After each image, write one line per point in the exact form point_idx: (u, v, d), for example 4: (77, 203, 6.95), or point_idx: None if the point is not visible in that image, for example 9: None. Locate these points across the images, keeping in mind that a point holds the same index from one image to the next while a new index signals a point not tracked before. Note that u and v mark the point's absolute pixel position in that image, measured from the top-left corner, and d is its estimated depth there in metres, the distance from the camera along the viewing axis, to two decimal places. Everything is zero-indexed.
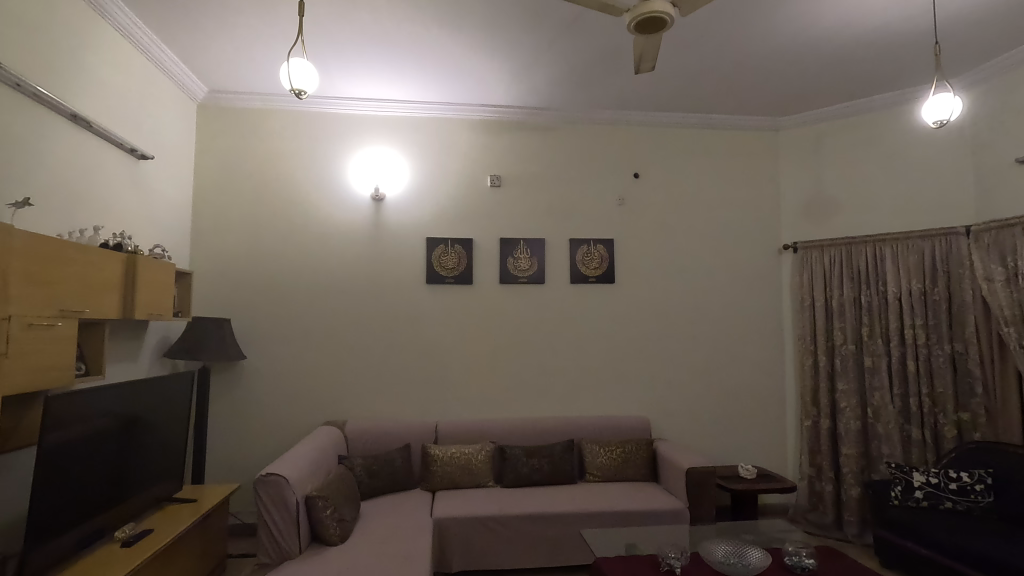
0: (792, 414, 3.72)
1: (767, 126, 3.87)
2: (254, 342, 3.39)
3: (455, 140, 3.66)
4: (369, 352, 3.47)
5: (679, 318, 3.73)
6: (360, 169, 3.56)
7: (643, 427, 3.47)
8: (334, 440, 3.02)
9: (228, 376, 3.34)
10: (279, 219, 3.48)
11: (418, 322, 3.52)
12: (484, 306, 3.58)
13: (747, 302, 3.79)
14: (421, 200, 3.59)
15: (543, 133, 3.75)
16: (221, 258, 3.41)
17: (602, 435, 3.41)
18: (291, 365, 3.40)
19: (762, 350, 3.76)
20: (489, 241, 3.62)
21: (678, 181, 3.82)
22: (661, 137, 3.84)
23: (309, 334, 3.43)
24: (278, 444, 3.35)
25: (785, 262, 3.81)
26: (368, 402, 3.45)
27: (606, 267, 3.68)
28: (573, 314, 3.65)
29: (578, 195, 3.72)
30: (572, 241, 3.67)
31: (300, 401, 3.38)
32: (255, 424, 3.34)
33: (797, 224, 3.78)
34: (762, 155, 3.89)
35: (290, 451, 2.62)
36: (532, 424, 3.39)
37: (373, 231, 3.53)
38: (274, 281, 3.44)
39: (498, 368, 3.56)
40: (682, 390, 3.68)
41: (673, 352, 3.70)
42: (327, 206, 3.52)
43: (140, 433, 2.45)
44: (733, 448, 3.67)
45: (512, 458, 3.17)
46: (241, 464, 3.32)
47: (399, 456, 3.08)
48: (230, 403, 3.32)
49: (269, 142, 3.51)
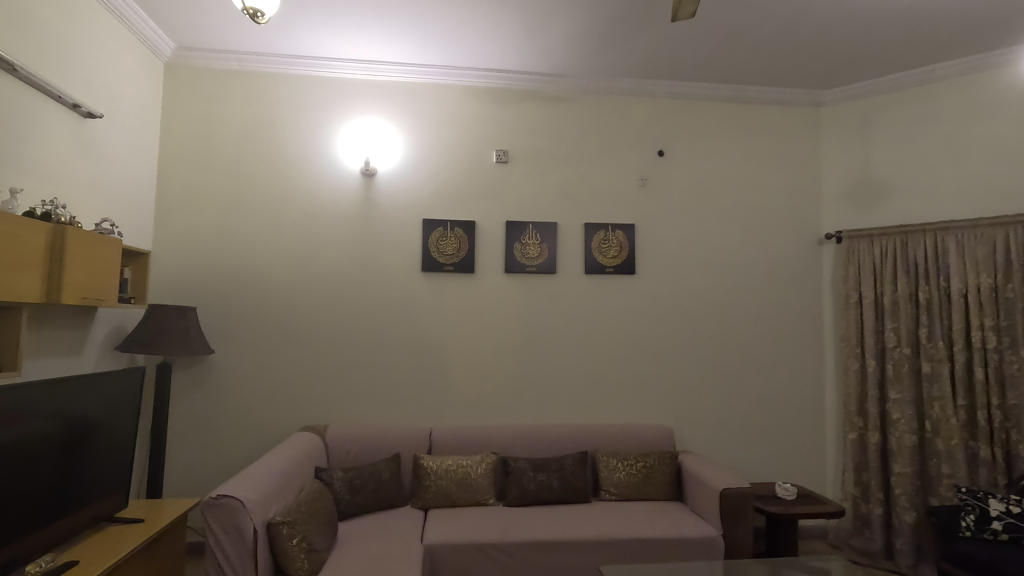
0: (832, 426, 3.29)
1: (808, 101, 3.45)
2: (225, 335, 2.98)
3: (457, 111, 3.23)
4: (356, 348, 3.06)
5: (707, 316, 3.31)
6: (349, 140, 3.14)
7: (665, 438, 3.05)
8: (312, 448, 2.62)
9: (194, 373, 2.93)
10: (256, 195, 3.06)
11: (413, 315, 3.11)
12: (487, 298, 3.16)
13: (783, 299, 3.36)
14: (418, 176, 3.17)
15: (557, 105, 3.31)
16: (189, 240, 3.00)
17: (619, 446, 2.99)
18: (267, 362, 2.99)
19: (800, 352, 3.34)
20: (493, 225, 3.20)
21: (708, 161, 3.39)
22: (689, 111, 3.40)
23: (289, 327, 3.03)
24: (250, 451, 2.94)
25: (826, 254, 3.38)
26: (353, 405, 3.03)
27: (625, 256, 3.26)
28: (588, 309, 3.23)
29: (595, 175, 3.30)
30: (588, 226, 3.25)
31: (275, 403, 2.98)
32: (225, 428, 2.93)
33: (841, 211, 3.36)
34: (802, 133, 3.46)
35: (255, 464, 2.21)
36: (540, 433, 2.97)
37: (363, 211, 3.12)
38: (249, 266, 3.03)
39: (501, 369, 3.14)
40: (708, 395, 3.26)
41: (698, 352, 3.28)
42: (311, 181, 3.10)
43: (75, 438, 2.05)
44: (765, 463, 3.25)
45: (516, 472, 2.76)
46: (207, 474, 2.90)
47: (386, 469, 2.67)
48: (197, 404, 2.92)
49: (247, 109, 3.10)
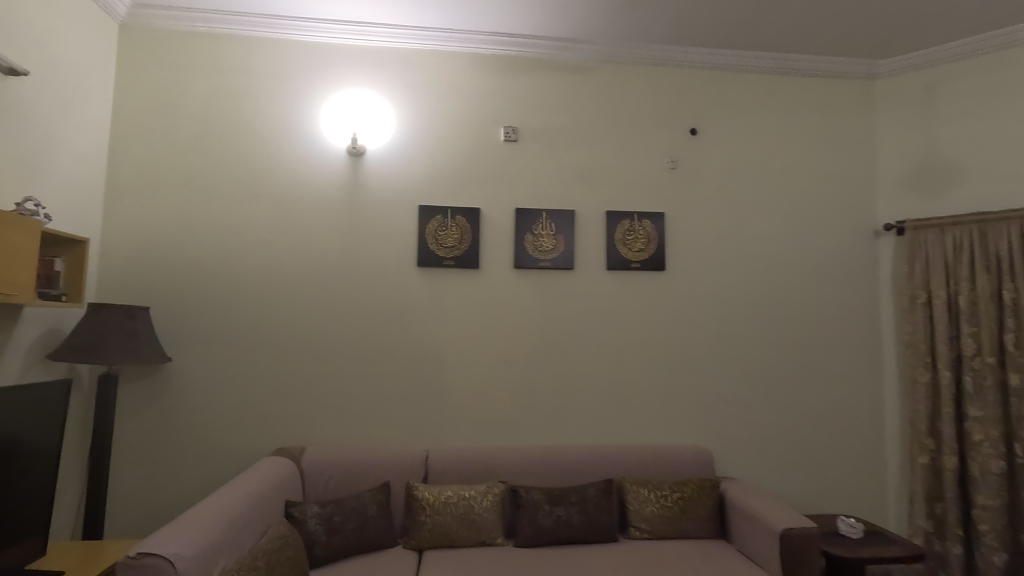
0: (896, 447, 2.83)
1: (861, 72, 3.00)
2: (185, 339, 2.54)
3: (459, 82, 2.79)
4: (341, 356, 2.61)
5: (746, 318, 2.86)
6: (332, 114, 2.70)
7: (703, 462, 2.59)
8: (282, 479, 2.17)
9: (149, 383, 2.49)
10: (224, 177, 2.63)
11: (406, 317, 2.66)
12: (492, 297, 2.71)
13: (835, 300, 2.91)
14: (413, 157, 2.73)
15: (574, 76, 2.87)
16: (145, 228, 2.57)
17: (648, 472, 2.53)
18: (235, 372, 2.55)
19: (856, 361, 2.88)
20: (501, 213, 2.76)
21: (747, 141, 2.94)
22: (726, 83, 2.96)
23: (262, 331, 2.58)
24: (214, 476, 2.49)
25: (884, 247, 2.94)
26: (335, 422, 2.58)
27: (652, 249, 2.81)
28: (611, 311, 2.78)
29: (618, 155, 2.85)
30: (609, 214, 2.80)
31: (244, 420, 2.53)
32: (184, 449, 2.48)
33: (901, 198, 2.91)
34: (854, 110, 3.01)
35: (200, 505, 1.76)
36: (556, 456, 2.51)
37: (350, 196, 2.68)
38: (216, 259, 2.59)
39: (510, 380, 2.69)
40: (750, 411, 2.81)
41: (737, 360, 2.83)
42: (289, 161, 2.67)
43: None
44: (817, 491, 2.79)
45: (528, 506, 2.30)
46: (162, 504, 2.45)
47: (373, 501, 2.22)
48: (152, 420, 2.48)
49: (214, 78, 2.66)
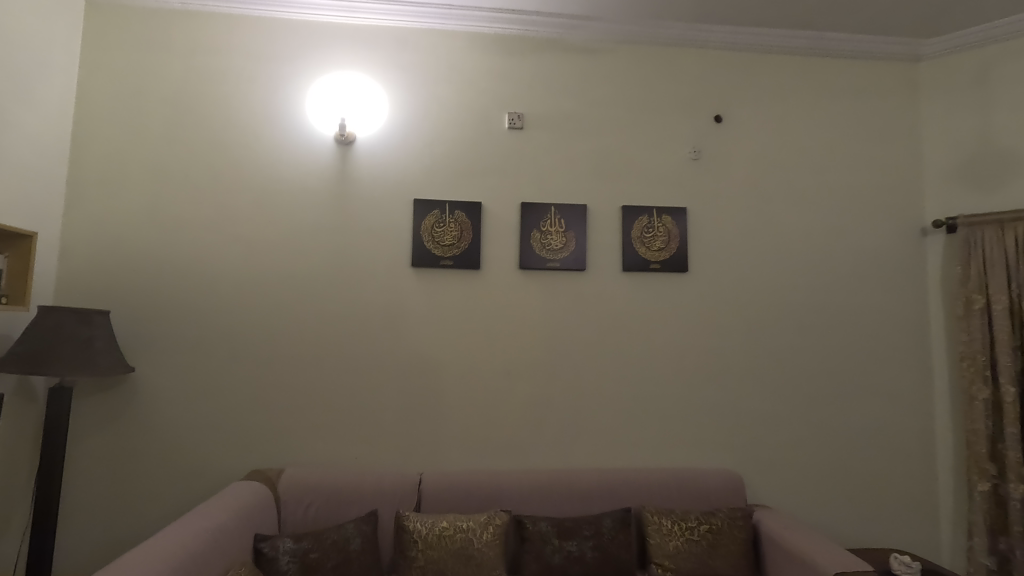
0: (949, 471, 2.51)
1: (904, 52, 2.71)
2: (152, 347, 2.28)
3: (459, 64, 2.53)
4: (326, 367, 2.34)
5: (778, 326, 2.56)
6: (318, 98, 2.45)
7: (734, 488, 2.28)
8: (252, 509, 1.89)
9: (112, 396, 2.24)
10: (199, 169, 2.38)
11: (399, 324, 2.39)
12: (495, 302, 2.44)
13: (877, 306, 2.61)
14: (408, 146, 2.47)
15: (585, 58, 2.60)
16: (111, 224, 2.32)
17: (671, 500, 2.23)
18: (207, 384, 2.29)
19: (902, 373, 2.58)
20: (505, 208, 2.48)
21: (778, 129, 2.66)
22: (754, 66, 2.68)
23: (238, 338, 2.32)
24: (183, 501, 2.23)
25: (931, 247, 2.64)
26: (319, 441, 2.31)
27: (673, 248, 2.52)
28: (627, 317, 2.49)
29: (635, 145, 2.58)
30: (625, 210, 2.52)
31: (217, 439, 2.26)
32: (150, 470, 2.22)
33: (951, 192, 2.62)
34: (897, 95, 2.72)
35: (139, 550, 1.48)
36: (566, 482, 2.22)
37: (338, 188, 2.42)
38: (188, 258, 2.34)
39: (514, 394, 2.41)
40: (782, 430, 2.51)
41: (769, 373, 2.53)
42: (271, 150, 2.41)
43: None
44: (861, 521, 2.48)
45: (536, 540, 2.01)
46: (123, 533, 2.19)
47: (357, 534, 1.94)
48: (114, 438, 2.22)
49: (190, 59, 2.42)
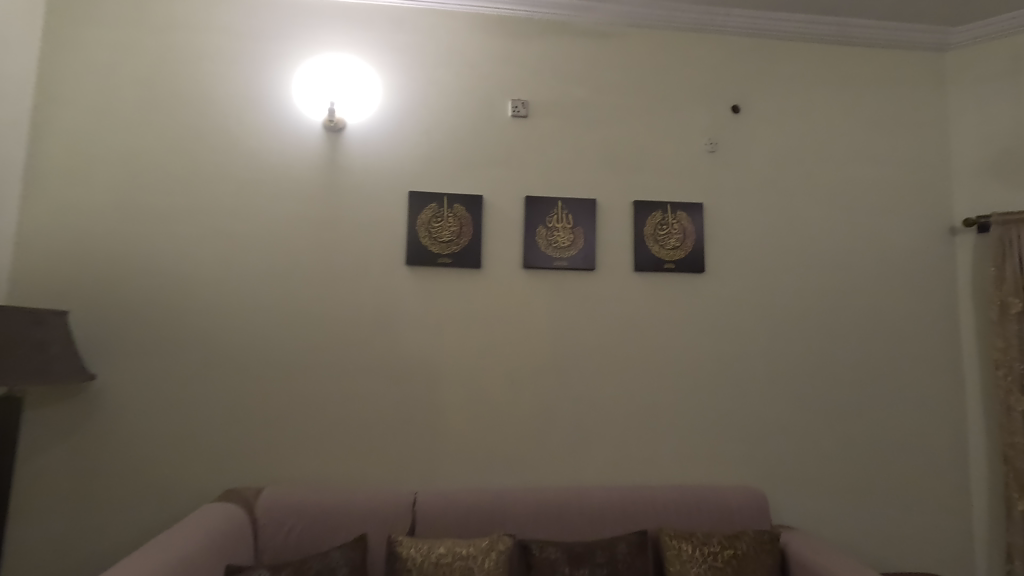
0: (985, 487, 2.34)
1: (930, 42, 2.56)
2: (119, 351, 2.06)
3: (459, 47, 2.34)
4: (311, 374, 2.13)
5: (801, 331, 2.39)
6: (306, 81, 2.25)
7: (758, 507, 2.09)
8: (224, 536, 1.67)
9: (70, 406, 2.01)
10: (173, 155, 2.17)
11: (392, 328, 2.19)
12: (497, 304, 2.24)
13: (905, 310, 2.44)
14: (403, 134, 2.27)
15: (595, 42, 2.42)
16: (74, 216, 2.10)
17: (691, 521, 2.03)
18: (178, 392, 2.07)
19: (932, 382, 2.41)
20: (508, 202, 2.29)
21: (799, 121, 2.49)
22: (773, 53, 2.51)
23: (214, 343, 2.10)
24: (148, 523, 2.00)
25: (961, 248, 2.48)
26: (304, 456, 2.09)
27: (688, 246, 2.34)
28: (639, 321, 2.31)
29: (647, 137, 2.40)
30: (638, 205, 2.34)
31: (189, 454, 2.04)
32: (114, 488, 2.00)
33: (982, 189, 2.46)
34: (923, 86, 2.57)
35: None
36: (575, 501, 2.02)
37: (326, 179, 2.22)
38: (159, 253, 2.12)
39: (518, 404, 2.21)
40: (807, 443, 2.32)
41: (791, 380, 2.35)
42: (254, 136, 2.21)
43: None
44: (890, 541, 2.30)
45: (544, 568, 1.79)
46: (82, 559, 1.96)
47: (344, 563, 1.72)
48: (73, 453, 1.99)
49: (165, 36, 2.21)
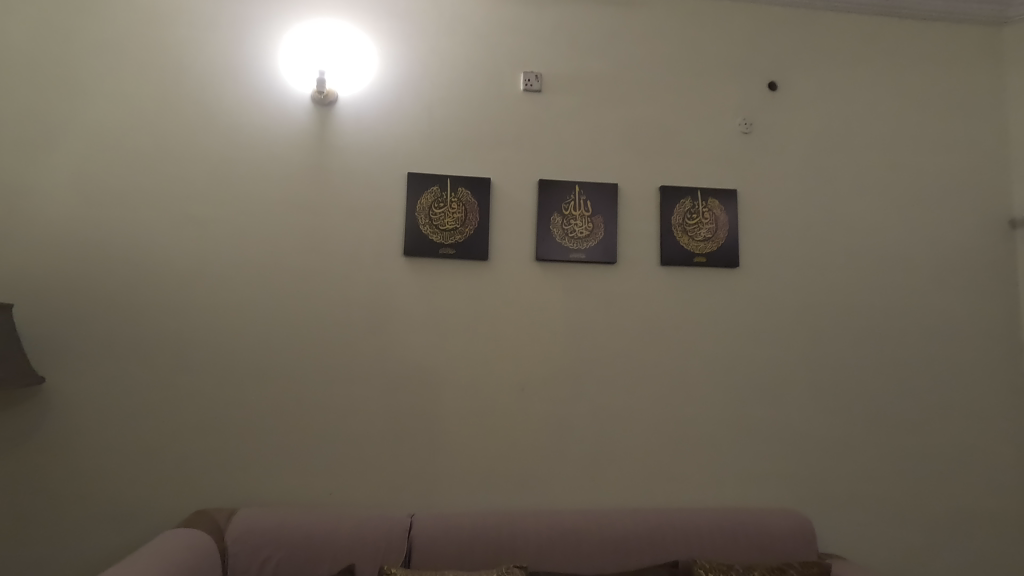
0: None
1: (987, 14, 2.31)
2: (76, 351, 1.81)
3: (466, 13, 2.10)
4: (295, 379, 1.88)
5: (845, 334, 2.13)
6: (293, 49, 2.00)
7: (804, 534, 1.83)
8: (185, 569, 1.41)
9: (19, 413, 1.76)
10: (142, 130, 1.92)
11: (388, 326, 1.93)
12: (506, 300, 1.99)
13: (961, 312, 2.19)
14: (402, 109, 2.03)
15: (616, 10, 2.17)
16: (29, 196, 1.86)
17: (729, 550, 1.77)
18: (144, 398, 1.82)
19: (992, 393, 2.15)
20: (519, 187, 2.04)
21: (841, 100, 2.24)
22: (813, 25, 2.26)
23: (186, 342, 1.85)
24: (107, 548, 1.75)
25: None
26: (285, 473, 1.84)
27: (720, 238, 2.09)
28: (665, 321, 2.05)
29: (674, 116, 2.15)
30: (663, 192, 2.09)
31: (156, 467, 1.79)
32: (69, 507, 1.75)
33: None
34: (979, 63, 2.32)
35: None
36: (595, 527, 1.76)
37: (315, 158, 1.97)
38: (124, 239, 1.87)
39: (529, 414, 1.96)
40: (854, 460, 2.07)
41: (835, 389, 2.10)
42: (234, 110, 1.96)
43: None
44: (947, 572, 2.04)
45: None
46: None
47: None
48: (22, 467, 1.75)
49: None
